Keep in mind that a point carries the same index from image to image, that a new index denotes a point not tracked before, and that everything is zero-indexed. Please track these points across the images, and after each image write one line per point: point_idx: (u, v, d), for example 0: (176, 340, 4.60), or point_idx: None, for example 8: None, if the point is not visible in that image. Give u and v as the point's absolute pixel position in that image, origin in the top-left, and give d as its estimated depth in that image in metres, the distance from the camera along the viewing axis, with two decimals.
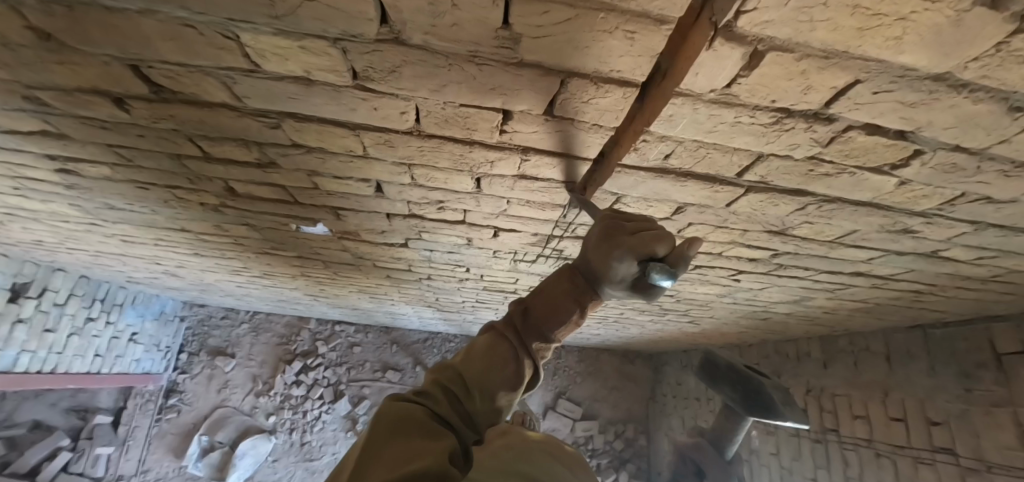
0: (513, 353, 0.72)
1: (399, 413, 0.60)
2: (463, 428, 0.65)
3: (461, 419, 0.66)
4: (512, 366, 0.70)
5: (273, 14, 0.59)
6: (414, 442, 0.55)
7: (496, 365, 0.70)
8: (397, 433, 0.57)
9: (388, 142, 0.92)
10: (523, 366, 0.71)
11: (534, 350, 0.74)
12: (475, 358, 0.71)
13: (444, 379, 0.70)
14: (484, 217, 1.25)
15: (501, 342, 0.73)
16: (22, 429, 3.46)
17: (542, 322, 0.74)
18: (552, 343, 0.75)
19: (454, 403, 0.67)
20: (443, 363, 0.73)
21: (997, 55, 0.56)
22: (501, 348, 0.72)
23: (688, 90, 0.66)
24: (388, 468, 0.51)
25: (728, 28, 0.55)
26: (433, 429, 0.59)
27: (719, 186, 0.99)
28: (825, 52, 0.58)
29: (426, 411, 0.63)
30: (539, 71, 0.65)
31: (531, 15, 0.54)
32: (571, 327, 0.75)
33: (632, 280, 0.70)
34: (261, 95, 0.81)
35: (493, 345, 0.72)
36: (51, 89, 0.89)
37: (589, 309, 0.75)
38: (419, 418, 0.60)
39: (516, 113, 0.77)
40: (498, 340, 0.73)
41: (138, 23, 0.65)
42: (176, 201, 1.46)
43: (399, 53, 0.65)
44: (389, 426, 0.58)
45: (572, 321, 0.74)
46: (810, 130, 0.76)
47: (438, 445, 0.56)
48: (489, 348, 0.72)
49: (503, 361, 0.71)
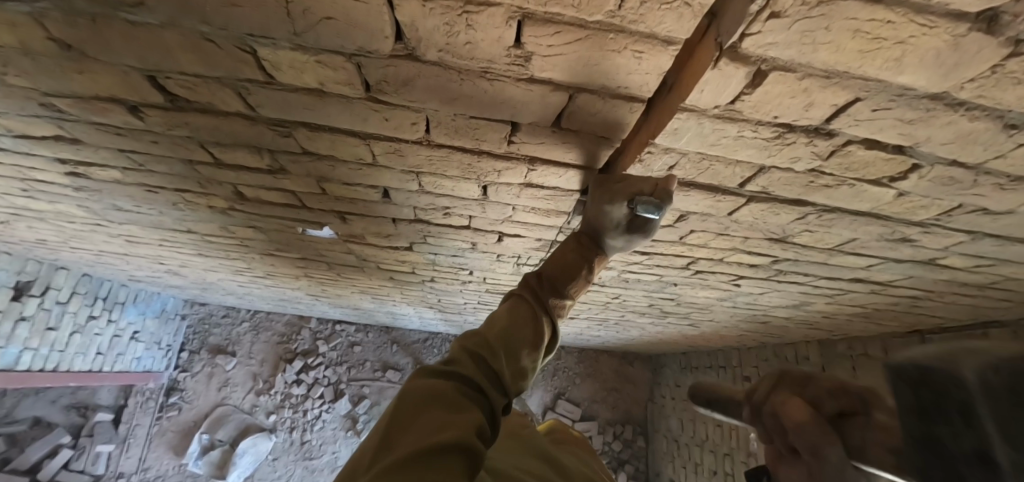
0: (534, 311, 0.76)
1: (425, 386, 0.57)
2: (496, 394, 0.62)
3: (493, 384, 0.63)
4: (534, 324, 0.73)
5: (295, 30, 0.62)
6: (438, 411, 0.53)
7: (519, 323, 0.72)
8: (423, 406, 0.54)
9: (397, 150, 0.93)
10: (543, 322, 0.75)
11: (552, 308, 0.79)
12: (499, 321, 0.72)
13: (470, 345, 0.66)
14: (489, 222, 1.27)
15: (521, 302, 0.77)
16: (22, 425, 3.62)
17: (556, 279, 0.83)
18: (565, 300, 0.84)
19: (485, 370, 0.63)
20: (470, 332, 0.69)
21: (992, 77, 0.58)
22: (521, 307, 0.76)
23: (693, 106, 0.68)
24: (412, 439, 0.49)
25: (733, 49, 0.57)
26: (461, 400, 0.56)
27: (722, 196, 1.00)
28: (826, 72, 0.60)
29: (455, 381, 0.59)
30: (549, 87, 0.67)
31: (542, 35, 0.56)
32: (580, 282, 0.85)
33: (625, 223, 0.82)
34: (274, 104, 0.83)
35: (515, 306, 0.76)
36: (68, 96, 0.90)
37: (596, 265, 0.88)
38: (445, 391, 0.56)
39: (524, 125, 0.78)
40: (517, 299, 0.78)
41: (160, 36, 0.68)
42: (184, 203, 1.47)
43: (413, 68, 0.67)
44: (412, 402, 0.55)
45: (583, 277, 0.86)
46: (811, 145, 0.78)
47: (461, 417, 0.53)
48: (509, 308, 0.76)
49: (525, 319, 0.74)
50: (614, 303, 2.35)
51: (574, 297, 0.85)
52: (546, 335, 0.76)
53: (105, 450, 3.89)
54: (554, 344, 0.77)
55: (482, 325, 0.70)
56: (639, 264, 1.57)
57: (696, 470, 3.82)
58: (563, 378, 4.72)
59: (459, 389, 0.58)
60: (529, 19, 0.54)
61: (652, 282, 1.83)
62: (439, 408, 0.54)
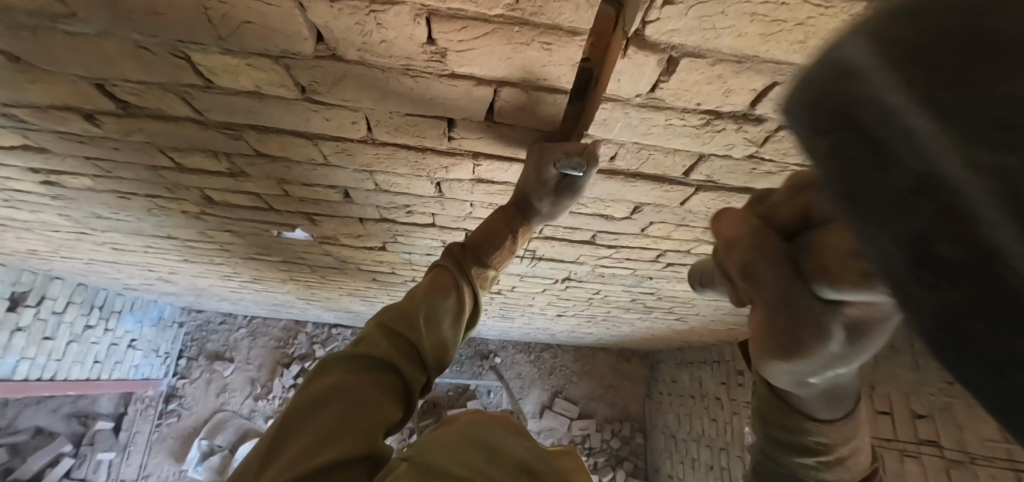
0: (454, 277, 0.80)
1: (334, 380, 0.63)
2: (414, 372, 0.69)
3: (411, 362, 0.69)
4: (452, 290, 0.79)
5: (219, 35, 0.64)
6: (336, 417, 0.59)
7: (438, 291, 0.77)
8: (330, 399, 0.61)
9: (346, 150, 0.95)
10: (463, 289, 0.80)
11: (474, 275, 0.83)
12: (419, 291, 0.77)
13: (388, 321, 0.72)
14: (453, 220, 1.28)
15: (442, 272, 0.81)
16: (24, 435, 3.73)
17: (478, 248, 0.86)
18: (488, 269, 0.87)
19: (402, 348, 0.70)
20: (389, 306, 0.75)
21: None
22: (443, 276, 0.80)
23: (616, 96, 0.69)
24: (304, 445, 0.56)
25: (639, 37, 0.58)
26: (369, 392, 0.62)
27: (669, 186, 1.01)
28: (736, 57, 0.61)
29: (367, 370, 0.65)
30: (472, 82, 0.69)
31: (451, 31, 0.58)
32: (505, 253, 0.88)
33: (555, 186, 0.83)
34: (220, 108, 0.85)
35: (437, 276, 0.80)
36: (27, 106, 0.93)
37: (520, 235, 0.90)
38: (353, 384, 0.62)
39: (460, 121, 0.80)
40: (438, 269, 0.82)
41: (98, 45, 0.70)
42: (159, 209, 1.50)
43: (339, 67, 0.68)
44: (320, 391, 0.62)
45: (506, 246, 0.88)
46: (742, 131, 0.78)
47: (359, 420, 0.59)
48: (430, 279, 0.80)
49: (446, 287, 0.78)
50: (597, 299, 2.36)
51: (499, 266, 0.88)
52: (468, 301, 0.81)
53: (106, 458, 3.94)
54: (477, 307, 0.82)
55: (402, 298, 0.76)
56: (610, 258, 1.58)
57: (694, 465, 3.83)
58: (561, 377, 4.71)
59: (370, 376, 0.64)
60: (436, 15, 0.56)
61: (629, 277, 1.84)
62: (344, 401, 0.60)
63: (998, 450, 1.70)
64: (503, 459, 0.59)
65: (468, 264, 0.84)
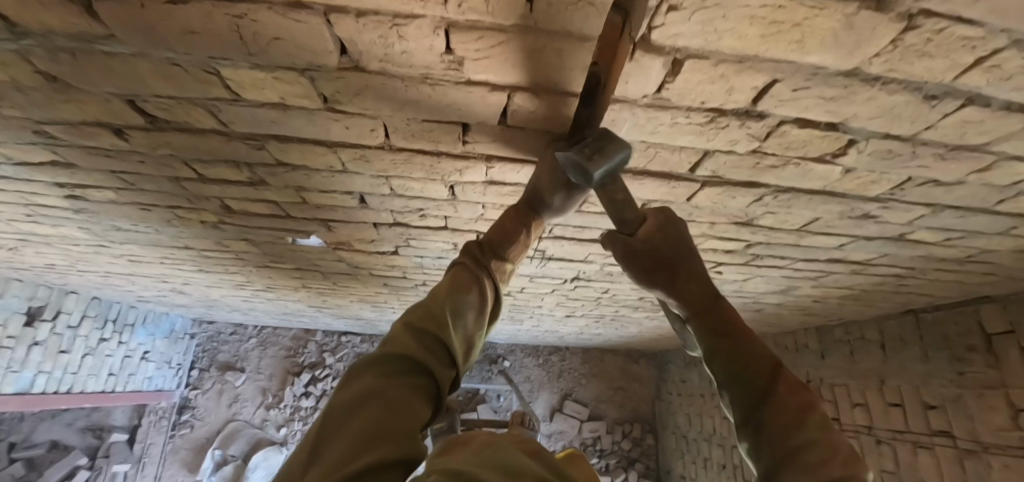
0: (475, 274, 0.85)
1: (366, 384, 0.64)
2: (442, 368, 0.72)
3: (440, 360, 0.73)
4: (475, 286, 0.83)
5: (249, 52, 0.68)
6: (367, 423, 0.59)
7: (460, 288, 0.81)
8: (362, 405, 0.62)
9: (364, 157, 0.99)
10: (484, 285, 0.85)
11: (493, 270, 0.88)
12: (441, 290, 0.80)
13: (414, 321, 0.74)
14: (465, 222, 1.32)
15: (462, 270, 0.85)
16: (41, 449, 3.75)
17: (495, 245, 0.90)
18: (505, 264, 0.92)
19: (430, 345, 0.72)
20: (413, 307, 0.77)
21: (895, 51, 0.61)
22: (463, 275, 0.85)
23: (624, 96, 0.72)
24: (334, 455, 0.56)
25: (645, 41, 0.61)
26: (402, 394, 0.64)
27: (676, 182, 1.05)
28: (738, 56, 0.64)
29: (397, 372, 0.67)
30: (487, 88, 0.72)
31: (468, 41, 0.62)
32: (520, 247, 0.93)
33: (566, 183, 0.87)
34: (244, 120, 0.89)
35: (457, 274, 0.84)
36: (59, 123, 0.97)
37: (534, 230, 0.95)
38: (385, 386, 0.64)
39: (474, 125, 0.84)
40: (459, 267, 0.86)
41: (133, 64, 0.74)
42: (177, 220, 1.54)
43: (361, 78, 0.72)
44: (353, 397, 0.63)
45: (521, 242, 0.93)
46: (744, 126, 0.82)
47: (393, 424, 0.60)
48: (451, 277, 0.84)
49: (468, 285, 0.83)
50: (606, 299, 2.38)
51: (515, 260, 0.94)
52: (489, 293, 0.86)
53: (121, 470, 3.94)
54: (496, 297, 0.88)
55: (426, 298, 0.79)
56: None
57: (706, 464, 3.83)
58: (569, 379, 4.70)
59: (399, 379, 0.66)
60: (454, 27, 0.59)
61: None
62: (377, 406, 0.61)
63: (1010, 438, 1.71)
64: (526, 469, 0.61)
65: (487, 261, 0.88)
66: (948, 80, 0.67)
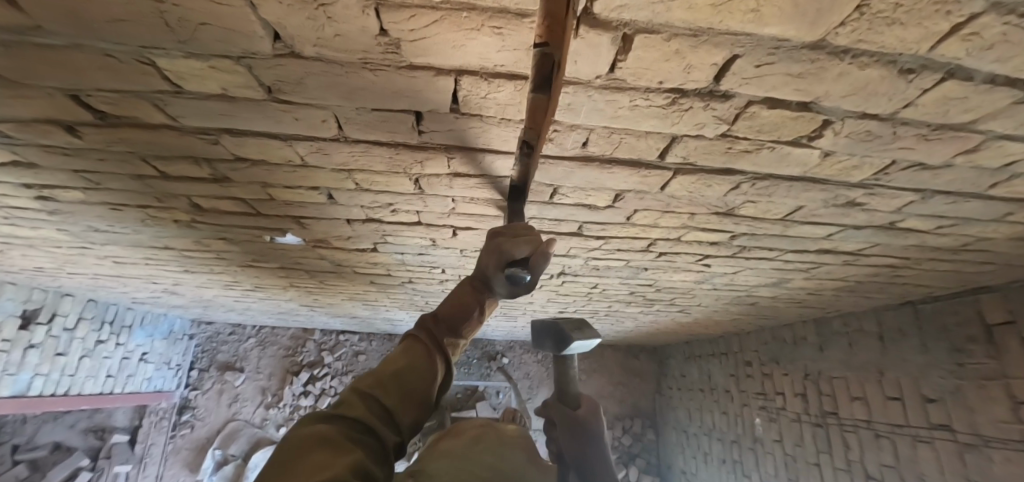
0: (429, 348, 0.77)
1: (310, 432, 0.60)
2: (388, 434, 0.65)
3: (387, 424, 0.66)
4: (427, 360, 0.75)
5: (178, 38, 0.65)
6: (311, 463, 0.54)
7: (412, 360, 0.74)
8: (306, 451, 0.57)
9: (322, 149, 0.96)
10: (438, 360, 0.77)
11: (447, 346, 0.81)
12: (394, 361, 0.73)
13: (363, 385, 0.69)
14: (438, 216, 1.29)
15: (415, 343, 0.78)
16: (44, 450, 3.80)
17: (451, 320, 0.83)
18: (459, 339, 0.84)
19: (378, 409, 0.67)
20: (362, 375, 0.72)
21: (863, 20, 0.56)
22: (416, 348, 0.77)
23: (576, 78, 0.69)
24: None
25: (588, 15, 0.56)
26: (347, 443, 0.59)
27: (647, 170, 1.01)
28: (691, 30, 0.59)
29: (344, 426, 0.62)
30: (432, 72, 0.69)
31: (400, 20, 0.58)
32: (474, 323, 0.86)
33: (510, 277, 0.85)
34: (194, 113, 0.86)
35: (410, 347, 0.77)
36: (9, 121, 0.95)
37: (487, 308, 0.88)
38: (330, 432, 0.59)
39: (427, 114, 0.81)
40: (410, 341, 0.78)
41: (65, 55, 0.71)
42: (152, 219, 1.52)
43: (299, 64, 0.69)
44: (297, 447, 0.58)
45: (475, 319, 0.86)
46: (709, 109, 0.78)
47: (338, 460, 0.55)
48: (403, 350, 0.77)
49: (421, 358, 0.75)
50: (596, 294, 2.35)
51: (468, 336, 0.86)
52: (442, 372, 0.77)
53: (123, 471, 3.95)
54: (450, 374, 0.78)
55: (377, 365, 0.74)
56: (601, 249, 1.57)
57: (707, 458, 3.83)
58: None
59: (345, 432, 0.61)
60: (383, 5, 0.55)
61: (624, 269, 1.84)
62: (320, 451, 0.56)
63: (1011, 432, 1.66)
64: None
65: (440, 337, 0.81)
66: (923, 52, 0.62)
